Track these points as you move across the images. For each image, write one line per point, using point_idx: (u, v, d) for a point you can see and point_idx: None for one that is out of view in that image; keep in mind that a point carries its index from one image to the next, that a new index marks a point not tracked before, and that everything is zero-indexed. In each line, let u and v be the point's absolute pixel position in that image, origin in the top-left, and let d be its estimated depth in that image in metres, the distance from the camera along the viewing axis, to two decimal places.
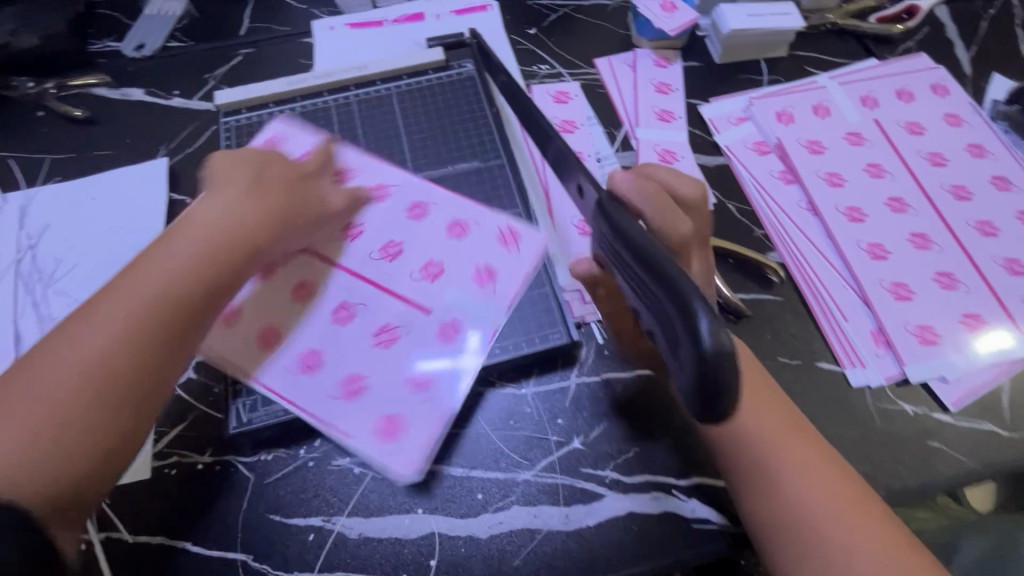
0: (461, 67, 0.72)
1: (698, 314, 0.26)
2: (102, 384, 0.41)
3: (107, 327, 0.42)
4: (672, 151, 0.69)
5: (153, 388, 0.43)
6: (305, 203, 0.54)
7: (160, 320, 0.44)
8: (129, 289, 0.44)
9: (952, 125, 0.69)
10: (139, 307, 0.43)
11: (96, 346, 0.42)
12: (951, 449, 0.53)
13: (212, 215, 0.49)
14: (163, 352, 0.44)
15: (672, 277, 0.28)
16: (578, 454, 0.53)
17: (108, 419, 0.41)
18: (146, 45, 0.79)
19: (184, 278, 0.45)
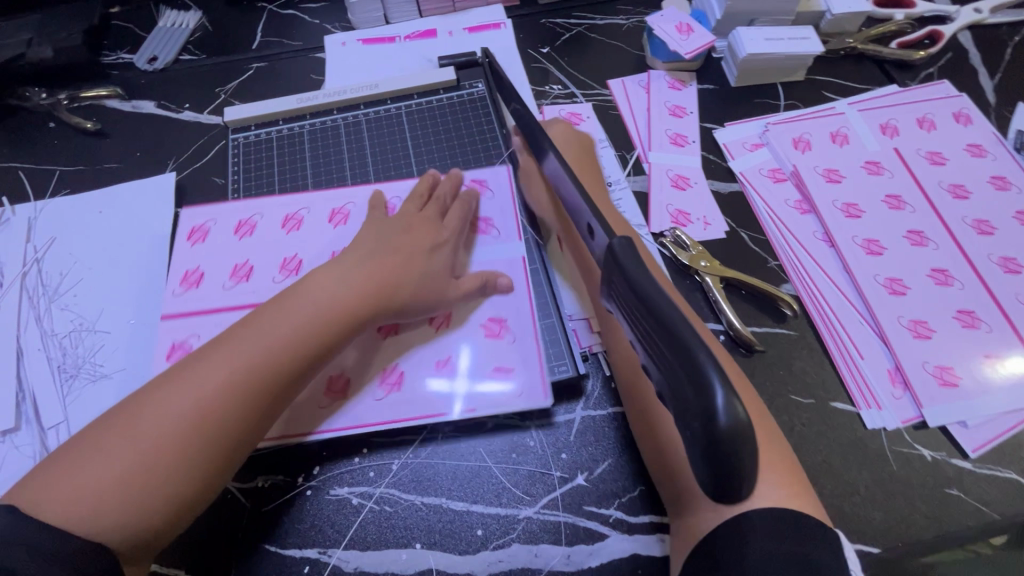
0: (472, 88, 0.71)
1: (712, 386, 0.25)
2: (196, 422, 0.42)
3: (205, 380, 0.44)
4: (685, 177, 0.68)
5: (226, 454, 0.44)
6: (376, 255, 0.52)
7: (253, 382, 0.45)
8: (237, 343, 0.46)
9: (974, 156, 0.67)
10: (232, 363, 0.45)
11: (191, 399, 0.43)
12: (970, 498, 0.51)
13: (341, 274, 0.50)
14: (240, 418, 0.44)
15: (685, 344, 0.26)
16: (582, 491, 0.51)
17: (174, 473, 0.41)
18: (158, 57, 0.79)
19: (281, 341, 0.46)
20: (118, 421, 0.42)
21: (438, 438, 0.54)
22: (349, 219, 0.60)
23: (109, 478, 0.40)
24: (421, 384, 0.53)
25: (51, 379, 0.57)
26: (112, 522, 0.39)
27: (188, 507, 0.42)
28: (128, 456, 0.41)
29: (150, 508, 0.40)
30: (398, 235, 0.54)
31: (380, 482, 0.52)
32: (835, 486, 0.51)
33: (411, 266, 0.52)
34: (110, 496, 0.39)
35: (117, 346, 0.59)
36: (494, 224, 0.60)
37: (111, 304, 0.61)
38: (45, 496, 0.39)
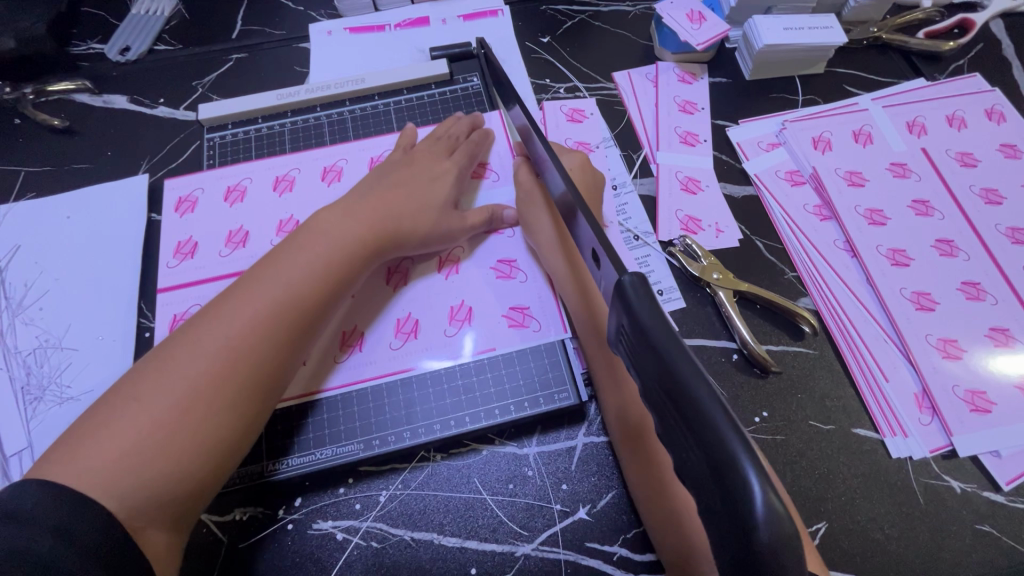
0: (467, 82, 0.66)
1: (744, 472, 0.21)
2: (215, 381, 0.41)
3: (221, 338, 0.43)
4: (696, 179, 0.63)
5: (251, 411, 0.43)
6: (386, 211, 0.52)
7: (272, 334, 0.44)
8: (247, 298, 0.45)
9: (1008, 157, 0.63)
10: (248, 317, 0.44)
11: (210, 357, 0.42)
12: (1004, 534, 0.47)
13: (343, 222, 0.50)
14: (262, 373, 0.43)
15: (709, 419, 0.22)
16: (584, 526, 0.48)
17: (203, 434, 0.40)
18: (131, 48, 0.73)
19: (295, 292, 0.46)
20: (130, 390, 0.40)
21: (430, 467, 0.50)
22: (341, 176, 0.59)
23: (131, 444, 0.38)
24: (434, 332, 0.53)
25: (13, 402, 0.53)
26: (143, 491, 0.38)
27: (218, 470, 0.41)
28: (153, 422, 0.39)
29: (183, 471, 0.39)
30: (400, 169, 0.56)
31: (366, 516, 0.48)
32: (857, 522, 0.47)
33: (412, 198, 0.54)
34: (137, 463, 0.38)
35: (85, 365, 0.55)
36: (492, 168, 0.61)
37: (79, 319, 0.57)
38: (65, 473, 0.37)
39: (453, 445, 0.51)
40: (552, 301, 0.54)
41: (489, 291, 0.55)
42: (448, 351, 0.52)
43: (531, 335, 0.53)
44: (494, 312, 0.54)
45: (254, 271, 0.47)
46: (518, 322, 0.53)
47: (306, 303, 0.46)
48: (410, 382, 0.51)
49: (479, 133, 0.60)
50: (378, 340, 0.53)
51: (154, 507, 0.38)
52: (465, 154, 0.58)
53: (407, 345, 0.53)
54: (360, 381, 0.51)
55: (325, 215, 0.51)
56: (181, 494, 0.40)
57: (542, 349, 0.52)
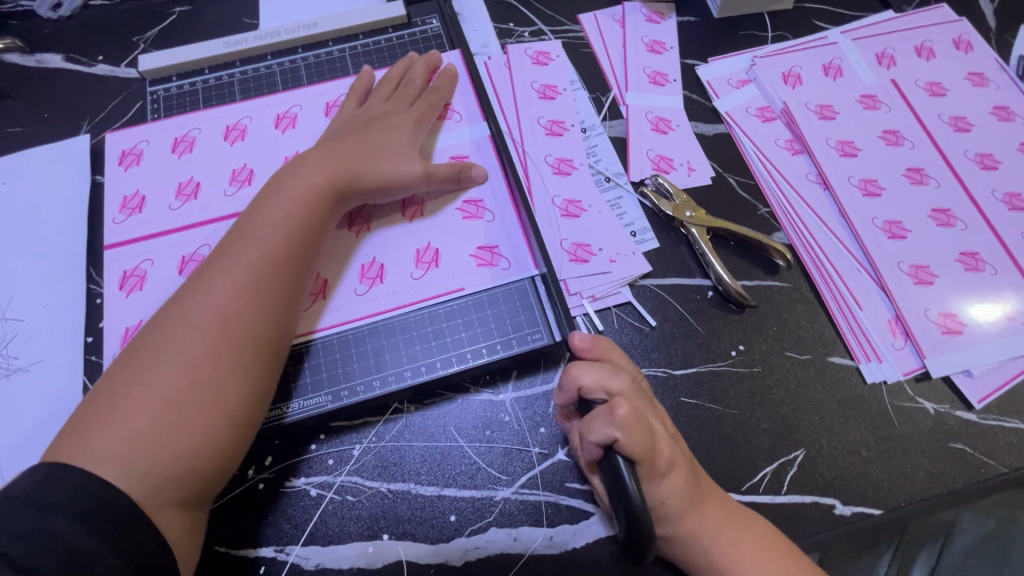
0: (427, 24, 0.63)
1: None
2: (216, 351, 0.41)
3: (210, 310, 0.42)
4: (666, 119, 0.61)
5: (259, 375, 0.42)
6: (349, 163, 0.49)
7: (258, 296, 0.43)
8: (227, 266, 0.44)
9: (976, 85, 0.62)
10: (232, 286, 0.43)
11: (205, 330, 0.41)
12: (976, 451, 0.48)
13: (305, 174, 0.48)
14: (258, 339, 0.43)
15: None
16: (563, 466, 0.47)
17: (212, 409, 0.40)
18: (63, 4, 0.68)
19: (275, 255, 0.45)
20: (132, 374, 0.40)
21: (404, 418, 0.48)
22: (296, 123, 0.57)
23: (146, 424, 0.38)
24: (401, 275, 0.51)
25: None
26: (162, 473, 0.38)
27: (236, 443, 0.41)
28: (161, 401, 0.39)
29: (196, 445, 0.39)
30: (348, 124, 0.54)
31: (340, 470, 0.47)
32: (831, 447, 0.48)
33: (369, 144, 0.51)
34: (154, 443, 0.38)
35: (33, 335, 0.52)
36: (454, 109, 0.58)
37: (23, 288, 0.54)
38: (78, 456, 0.37)
39: (426, 396, 0.49)
40: (520, 237, 0.53)
41: (457, 233, 0.53)
42: (418, 294, 0.51)
43: (502, 276, 0.51)
44: (459, 251, 0.52)
45: (232, 236, 0.46)
46: (486, 262, 0.52)
47: (286, 263, 0.45)
48: (382, 329, 0.50)
49: (443, 79, 0.58)
50: (344, 288, 0.51)
51: (171, 488, 0.38)
52: (425, 103, 0.56)
53: (371, 291, 0.51)
54: (329, 327, 0.49)
55: (289, 171, 0.49)
56: (198, 472, 0.39)
57: (506, 285, 0.51)
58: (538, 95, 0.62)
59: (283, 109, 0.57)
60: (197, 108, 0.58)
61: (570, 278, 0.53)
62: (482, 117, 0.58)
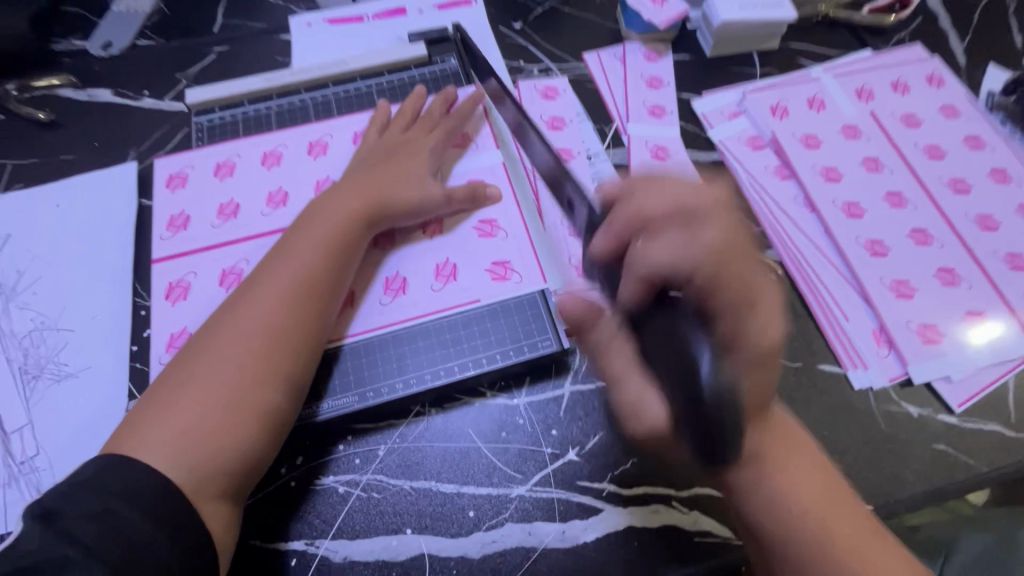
0: (445, 62, 0.69)
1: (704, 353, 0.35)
2: (257, 358, 0.46)
3: (252, 322, 0.47)
4: (665, 147, 0.67)
5: (294, 381, 0.47)
6: (375, 192, 0.55)
7: (294, 310, 0.48)
8: (269, 283, 0.49)
9: (948, 117, 0.68)
10: (273, 300, 0.48)
11: (248, 339, 0.46)
12: (958, 452, 0.51)
13: (339, 202, 0.54)
14: (294, 349, 0.47)
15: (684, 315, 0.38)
16: (574, 466, 0.50)
17: (251, 411, 0.44)
18: (113, 44, 0.75)
19: (310, 273, 0.50)
20: (183, 377, 0.45)
21: (425, 421, 0.52)
22: (327, 150, 0.62)
23: (194, 422, 0.43)
24: (422, 288, 0.56)
25: (12, 380, 0.54)
26: (208, 466, 0.42)
27: (273, 443, 0.45)
28: (209, 401, 0.44)
29: (240, 443, 0.43)
30: (377, 153, 0.60)
31: (366, 468, 0.50)
32: (823, 447, 0.51)
33: (396, 174, 0.57)
34: (201, 439, 0.42)
35: (83, 344, 0.56)
36: (472, 137, 0.64)
37: (73, 301, 0.58)
38: (135, 448, 0.41)
39: (445, 400, 0.53)
40: (531, 253, 0.57)
41: (473, 249, 0.58)
42: (440, 305, 0.55)
43: (516, 286, 0.56)
44: (476, 264, 0.57)
45: (274, 256, 0.51)
46: (501, 275, 0.56)
47: (324, 280, 0.50)
48: (405, 334, 0.54)
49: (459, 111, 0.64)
50: (371, 299, 0.55)
51: (215, 480, 0.42)
52: (443, 133, 0.62)
53: (394, 301, 0.55)
54: (356, 334, 0.54)
55: (324, 201, 0.55)
56: (238, 468, 0.43)
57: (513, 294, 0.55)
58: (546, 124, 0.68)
59: (314, 138, 0.63)
60: (236, 137, 0.63)
61: None
62: (495, 145, 0.63)
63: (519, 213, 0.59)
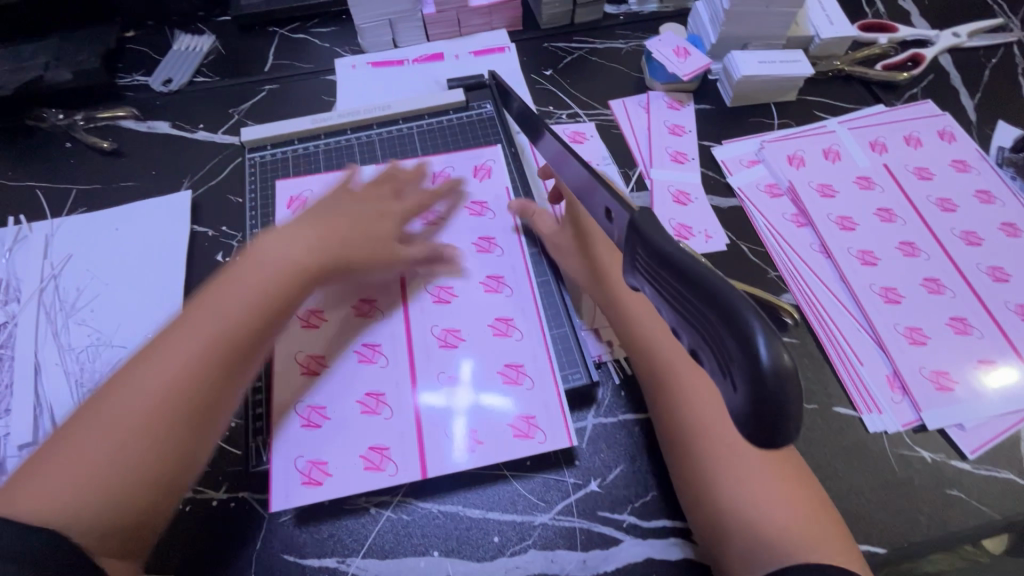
0: (481, 108, 0.74)
1: (754, 329, 0.25)
2: (165, 407, 0.44)
3: (173, 364, 0.45)
4: (686, 193, 0.70)
5: (195, 438, 0.45)
6: (293, 240, 0.53)
7: (210, 361, 0.46)
8: (199, 324, 0.47)
9: (960, 171, 0.71)
10: (194, 345, 0.46)
11: (161, 383, 0.45)
12: (971, 498, 0.52)
13: (283, 246, 0.52)
14: (195, 407, 0.45)
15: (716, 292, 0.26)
16: (595, 496, 0.52)
17: (151, 465, 0.43)
18: (173, 80, 0.81)
19: (232, 323, 0.48)
20: (98, 407, 0.44)
21: None
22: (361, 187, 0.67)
23: (94, 461, 0.42)
24: (466, 300, 0.59)
25: (69, 392, 0.58)
26: (94, 516, 0.41)
27: (159, 497, 0.44)
28: (97, 459, 0.42)
29: (138, 498, 0.43)
30: (365, 188, 0.61)
31: (397, 490, 0.53)
32: (837, 488, 0.53)
33: (353, 216, 0.57)
34: (96, 482, 0.41)
35: None
36: (489, 206, 0.65)
37: (128, 319, 0.62)
38: (31, 481, 0.41)
39: None
40: (530, 295, 0.59)
41: (475, 299, 0.59)
42: (477, 319, 0.58)
43: (536, 325, 0.58)
44: (482, 306, 0.59)
45: (213, 291, 0.50)
46: (494, 288, 0.60)
47: (238, 335, 0.48)
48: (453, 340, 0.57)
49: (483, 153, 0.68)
50: (423, 348, 0.56)
51: (102, 533, 0.41)
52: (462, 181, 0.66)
53: (438, 310, 0.58)
54: (394, 344, 0.57)
55: (260, 242, 0.53)
56: (128, 519, 0.42)
57: (532, 344, 0.56)
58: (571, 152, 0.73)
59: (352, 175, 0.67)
60: (287, 173, 0.68)
61: (601, 330, 0.61)
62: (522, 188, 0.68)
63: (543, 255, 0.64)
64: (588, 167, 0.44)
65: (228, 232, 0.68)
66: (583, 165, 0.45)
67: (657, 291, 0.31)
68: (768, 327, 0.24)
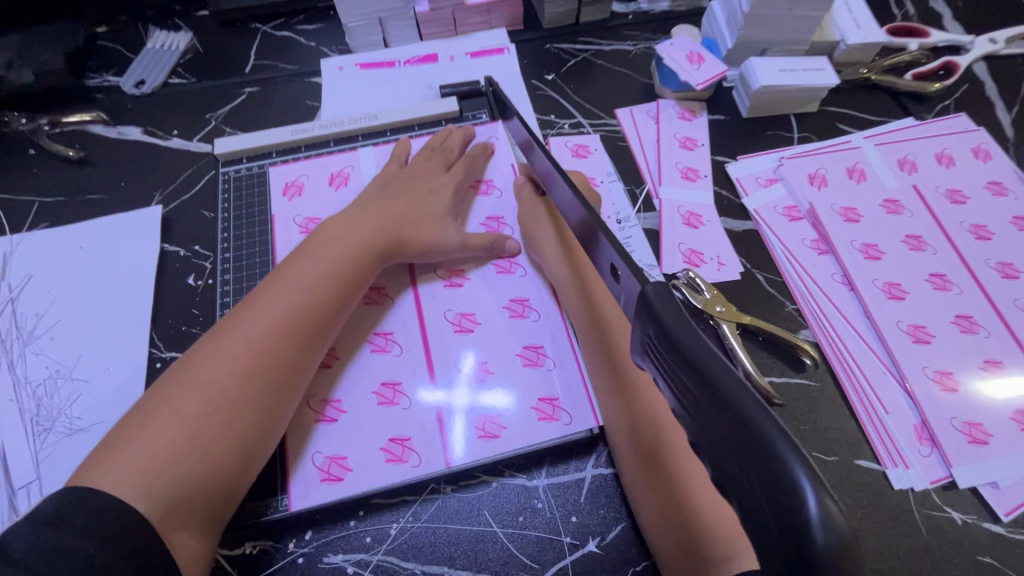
0: (477, 118, 0.69)
1: (803, 490, 0.21)
2: (246, 381, 0.46)
3: (243, 344, 0.47)
4: (697, 214, 0.65)
5: (273, 411, 0.47)
6: (353, 225, 0.55)
7: (289, 339, 0.48)
8: (269, 303, 0.49)
9: (995, 194, 0.65)
10: (267, 325, 0.48)
11: (233, 361, 0.46)
12: (1005, 566, 0.48)
13: (349, 231, 0.55)
14: (278, 380, 0.47)
15: (758, 432, 0.23)
16: (593, 558, 0.48)
17: (232, 439, 0.44)
18: (146, 82, 0.75)
19: (308, 300, 0.50)
20: (165, 394, 0.44)
21: (440, 499, 0.50)
22: (348, 182, 0.64)
23: (171, 441, 0.42)
24: (480, 301, 0.57)
25: (23, 431, 0.53)
26: (178, 493, 0.41)
27: (240, 469, 0.44)
28: (183, 427, 0.43)
29: (217, 463, 0.43)
30: (399, 182, 0.61)
31: (377, 549, 0.48)
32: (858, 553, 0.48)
33: (408, 205, 0.58)
34: (176, 460, 0.41)
35: (96, 397, 0.55)
36: (495, 185, 0.65)
37: (90, 349, 0.58)
38: (102, 474, 0.40)
39: (463, 478, 0.51)
40: (549, 292, 0.58)
41: (493, 287, 0.58)
42: (499, 320, 0.56)
43: (555, 319, 0.57)
44: (500, 306, 0.57)
45: (282, 272, 0.52)
46: (519, 313, 0.57)
47: (321, 310, 0.50)
48: (470, 342, 0.55)
49: (476, 150, 0.65)
50: (439, 333, 0.55)
51: (183, 509, 0.41)
52: (463, 169, 0.63)
53: (457, 315, 0.57)
54: (409, 345, 0.55)
55: (324, 229, 0.55)
56: (208, 492, 0.43)
57: (551, 326, 0.56)
58: (571, 154, 0.69)
59: (336, 171, 0.64)
60: (264, 190, 0.63)
61: None
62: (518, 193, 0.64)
63: None
64: (581, 202, 0.44)
65: (201, 252, 0.63)
66: (580, 201, 0.44)
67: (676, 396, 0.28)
68: (819, 488, 0.21)
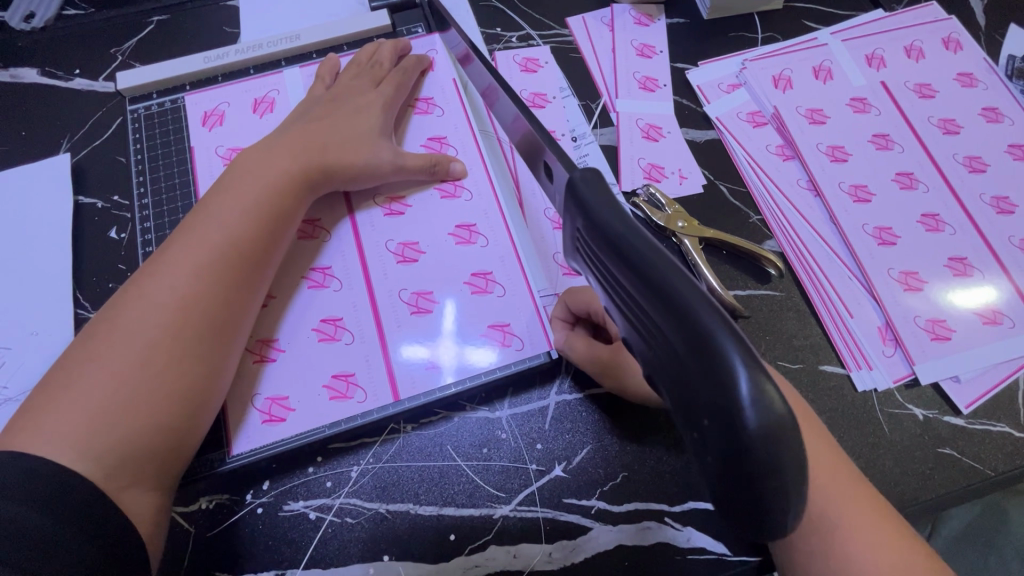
0: (412, 33, 0.63)
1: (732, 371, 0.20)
2: (178, 329, 0.42)
3: (167, 291, 0.43)
4: (657, 126, 0.61)
5: (215, 358, 0.43)
6: (270, 154, 0.50)
7: (220, 280, 0.44)
8: (191, 246, 0.45)
9: (965, 86, 0.62)
10: (192, 267, 0.44)
11: (162, 309, 0.42)
12: (964, 456, 0.49)
13: (270, 160, 0.50)
14: (215, 324, 0.43)
15: (692, 318, 0.21)
16: (560, 482, 0.47)
17: (173, 390, 0.41)
18: (36, 15, 0.66)
19: (235, 238, 0.46)
20: (87, 352, 0.40)
21: (401, 439, 0.48)
22: (274, 107, 0.58)
23: (104, 399, 0.39)
24: (424, 227, 0.54)
25: None
26: (120, 450, 0.38)
27: (189, 420, 0.42)
28: (116, 383, 0.39)
29: (159, 415, 0.40)
30: (320, 106, 0.55)
31: (338, 492, 0.47)
32: None
33: (333, 129, 0.53)
34: (112, 418, 0.38)
35: (19, 364, 0.51)
36: (436, 103, 0.59)
37: (7, 314, 0.53)
38: (33, 441, 0.37)
39: (424, 415, 0.49)
40: (498, 214, 0.54)
41: (435, 214, 0.54)
42: (446, 247, 0.53)
43: (504, 240, 0.53)
44: (447, 231, 0.54)
45: (202, 211, 0.47)
46: (466, 239, 0.53)
47: (253, 246, 0.46)
48: (416, 270, 0.52)
49: (408, 62, 0.59)
50: (381, 266, 0.52)
51: (131, 466, 0.38)
52: (394, 85, 0.57)
53: (400, 243, 0.53)
54: (352, 278, 0.51)
55: (242, 161, 0.50)
56: (157, 447, 0.40)
57: (501, 250, 0.53)
58: (520, 68, 0.63)
59: (257, 98, 0.58)
60: (180, 126, 0.57)
61: None
62: (462, 110, 0.59)
63: (496, 166, 0.58)
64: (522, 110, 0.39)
65: (120, 203, 0.58)
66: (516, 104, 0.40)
67: (615, 294, 0.26)
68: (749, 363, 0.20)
